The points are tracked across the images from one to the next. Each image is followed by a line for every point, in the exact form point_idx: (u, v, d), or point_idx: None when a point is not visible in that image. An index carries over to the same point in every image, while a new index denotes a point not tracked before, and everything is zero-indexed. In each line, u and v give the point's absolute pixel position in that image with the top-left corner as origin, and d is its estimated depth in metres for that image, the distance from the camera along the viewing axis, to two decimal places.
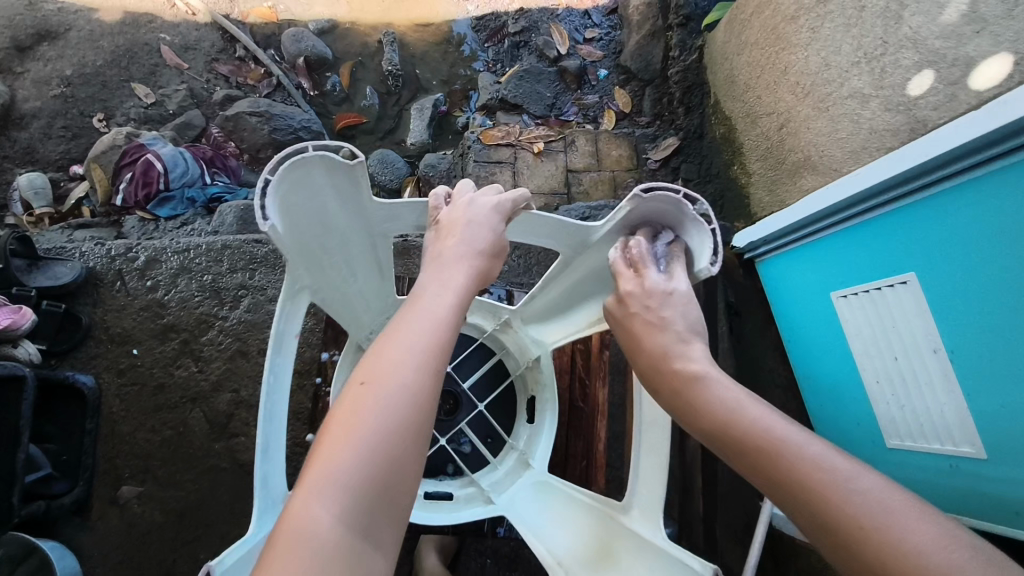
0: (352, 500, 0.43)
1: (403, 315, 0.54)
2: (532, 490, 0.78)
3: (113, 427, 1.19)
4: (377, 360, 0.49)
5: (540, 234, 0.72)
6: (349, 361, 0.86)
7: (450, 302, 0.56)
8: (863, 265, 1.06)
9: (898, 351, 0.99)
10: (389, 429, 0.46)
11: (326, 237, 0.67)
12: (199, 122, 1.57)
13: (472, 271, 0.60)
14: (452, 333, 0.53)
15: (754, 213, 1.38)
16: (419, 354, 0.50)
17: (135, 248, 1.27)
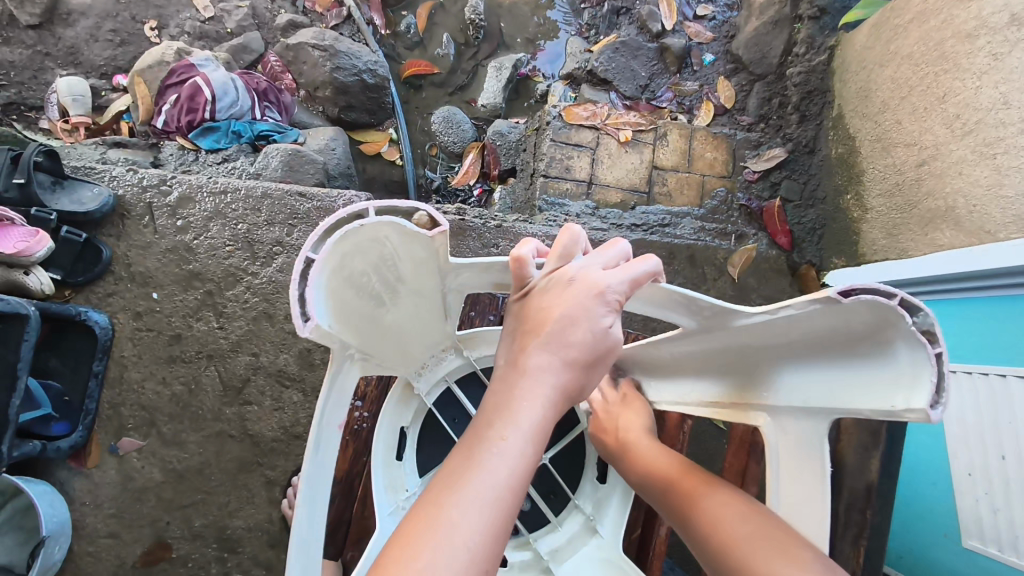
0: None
1: (443, 491, 0.41)
2: (596, 567, 0.70)
3: (121, 373, 1.09)
4: (397, 568, 0.38)
5: (662, 305, 0.57)
6: (396, 399, 0.72)
7: (516, 461, 0.43)
8: (990, 347, 0.91)
9: (1009, 451, 0.86)
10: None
11: (382, 296, 0.55)
12: (258, 47, 1.43)
13: (548, 410, 0.46)
14: (505, 521, 0.41)
15: (861, 253, 1.21)
16: (458, 557, 0.38)
17: (169, 180, 1.15)
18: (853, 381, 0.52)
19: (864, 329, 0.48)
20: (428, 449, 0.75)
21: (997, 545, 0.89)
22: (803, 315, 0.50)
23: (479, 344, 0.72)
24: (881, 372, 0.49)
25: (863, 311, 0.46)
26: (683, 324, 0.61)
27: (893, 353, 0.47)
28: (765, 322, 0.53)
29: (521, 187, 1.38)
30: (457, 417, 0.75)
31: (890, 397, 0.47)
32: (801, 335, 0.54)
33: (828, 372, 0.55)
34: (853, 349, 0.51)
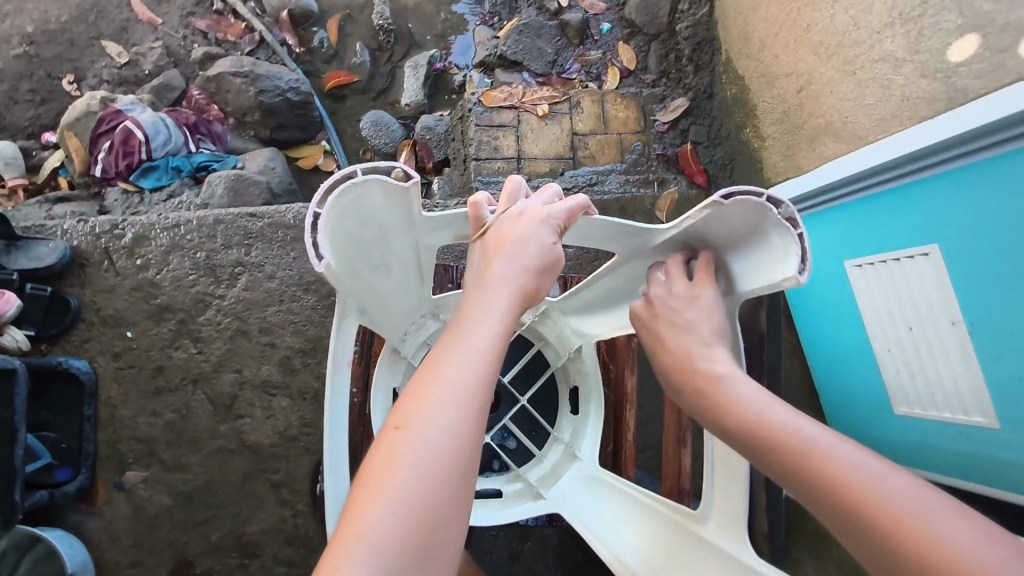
0: (389, 566, 0.39)
1: (441, 349, 0.49)
2: (580, 484, 0.77)
3: (112, 412, 1.14)
4: (413, 401, 0.45)
5: (596, 235, 0.64)
6: (387, 364, 0.80)
7: (495, 331, 0.50)
8: (879, 236, 1.06)
9: (914, 322, 1.02)
10: (428, 479, 0.42)
11: (370, 249, 0.57)
12: (179, 83, 1.47)
13: (516, 298, 0.53)
14: (496, 370, 0.49)
15: (767, 178, 1.35)
16: (455, 394, 0.45)
17: (121, 223, 1.19)
18: (745, 273, 0.59)
19: (748, 226, 0.56)
20: None
21: (920, 404, 1.08)
22: (703, 222, 0.58)
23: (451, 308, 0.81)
24: (764, 257, 0.56)
25: (742, 211, 0.54)
26: (617, 252, 0.69)
27: (768, 237, 0.54)
28: (679, 235, 0.61)
29: (456, 173, 1.46)
30: None
31: (769, 274, 0.54)
32: (708, 243, 0.62)
33: (728, 273, 0.62)
34: (746, 246, 0.59)
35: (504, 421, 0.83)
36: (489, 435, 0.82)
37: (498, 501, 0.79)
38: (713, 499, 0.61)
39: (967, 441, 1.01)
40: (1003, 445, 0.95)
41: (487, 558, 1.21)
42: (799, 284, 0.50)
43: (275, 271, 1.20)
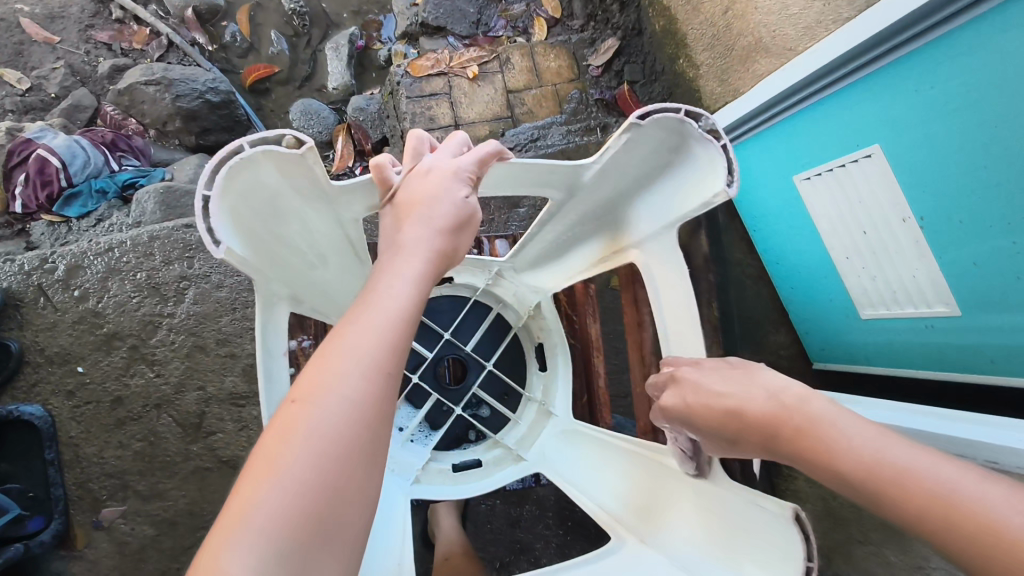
0: (275, 548, 0.36)
1: (347, 316, 0.46)
2: (560, 440, 0.76)
3: (76, 451, 1.10)
4: (315, 373, 0.42)
5: (523, 183, 0.61)
6: None
7: (407, 293, 0.47)
8: (822, 146, 1.06)
9: (867, 226, 1.04)
10: (325, 453, 0.40)
11: (278, 226, 0.52)
12: (90, 102, 1.39)
13: (428, 265, 0.49)
14: (408, 334, 0.46)
15: (707, 106, 1.35)
16: (359, 362, 0.43)
17: (51, 257, 1.14)
18: (674, 198, 0.56)
19: (669, 149, 0.54)
20: None
21: (884, 306, 1.11)
22: (625, 152, 0.55)
23: None
24: (690, 177, 0.53)
25: (662, 129, 0.51)
26: (550, 198, 0.65)
27: (691, 156, 0.52)
28: (605, 170, 0.57)
29: (396, 151, 1.41)
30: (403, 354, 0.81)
31: (701, 193, 0.52)
32: (635, 175, 0.59)
33: (658, 202, 0.59)
34: (670, 169, 0.56)
35: (473, 389, 0.80)
36: (460, 407, 0.80)
37: (479, 470, 0.78)
38: None
39: (933, 333, 1.04)
40: (967, 330, 0.98)
41: (488, 529, 1.20)
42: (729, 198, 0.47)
43: (221, 280, 1.16)
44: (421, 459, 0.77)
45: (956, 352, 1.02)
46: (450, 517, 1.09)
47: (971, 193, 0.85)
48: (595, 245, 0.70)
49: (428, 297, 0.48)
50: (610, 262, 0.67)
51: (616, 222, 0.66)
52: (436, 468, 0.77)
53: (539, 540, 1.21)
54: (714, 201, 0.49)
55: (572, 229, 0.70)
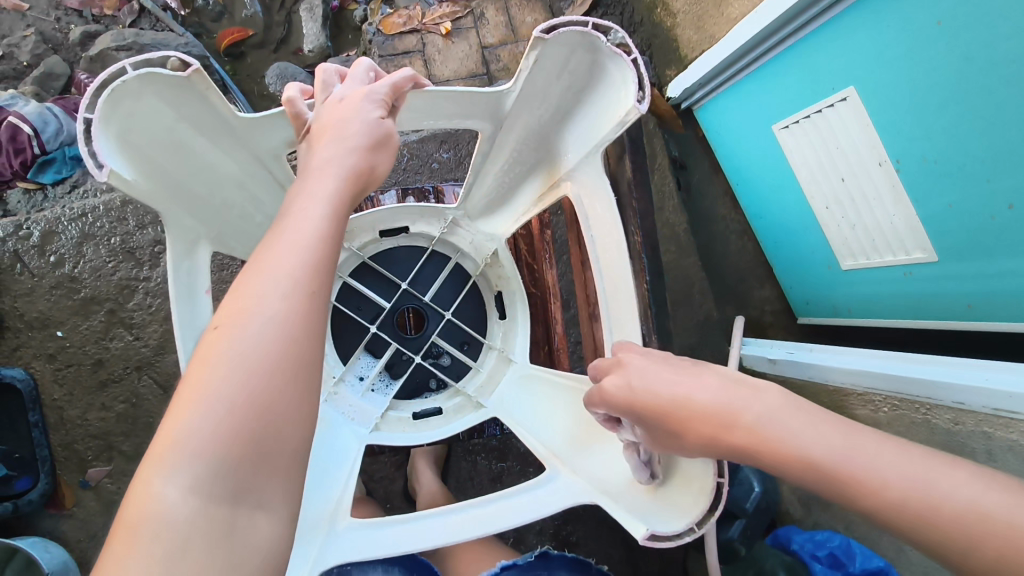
0: (210, 470, 0.38)
1: (267, 241, 0.45)
2: (518, 385, 0.77)
3: (61, 414, 1.11)
4: (237, 301, 0.42)
5: (458, 115, 0.63)
6: None
7: (323, 215, 0.47)
8: (800, 91, 1.07)
9: (845, 172, 1.04)
10: (251, 374, 0.40)
11: (182, 157, 0.59)
12: (63, 69, 1.38)
13: (342, 186, 0.49)
14: (330, 256, 0.46)
15: (684, 56, 1.35)
16: (279, 282, 0.43)
17: (25, 223, 1.15)
18: (603, 110, 0.60)
19: (586, 63, 0.58)
20: (343, 340, 0.82)
21: (864, 255, 1.11)
22: (543, 70, 0.58)
23: (356, 234, 0.80)
24: (611, 85, 0.58)
25: (573, 44, 0.55)
26: (480, 132, 0.66)
27: (607, 68, 0.57)
28: (527, 91, 0.60)
29: None
30: (362, 305, 0.82)
31: (616, 111, 0.58)
32: (558, 98, 0.62)
33: (585, 124, 0.63)
34: (594, 85, 0.60)
35: (432, 338, 0.81)
36: (419, 355, 0.81)
37: (439, 419, 0.79)
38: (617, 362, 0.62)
39: (913, 280, 1.05)
40: (945, 275, 0.99)
41: (470, 485, 1.21)
42: (641, 112, 0.54)
43: None
44: (382, 408, 0.78)
45: (940, 301, 1.02)
46: (428, 471, 1.11)
47: (947, 131, 0.86)
48: (538, 180, 0.71)
49: (345, 220, 0.48)
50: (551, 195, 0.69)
51: (550, 152, 0.68)
52: (396, 417, 0.79)
53: None
54: (629, 119, 0.56)
55: (514, 167, 0.71)
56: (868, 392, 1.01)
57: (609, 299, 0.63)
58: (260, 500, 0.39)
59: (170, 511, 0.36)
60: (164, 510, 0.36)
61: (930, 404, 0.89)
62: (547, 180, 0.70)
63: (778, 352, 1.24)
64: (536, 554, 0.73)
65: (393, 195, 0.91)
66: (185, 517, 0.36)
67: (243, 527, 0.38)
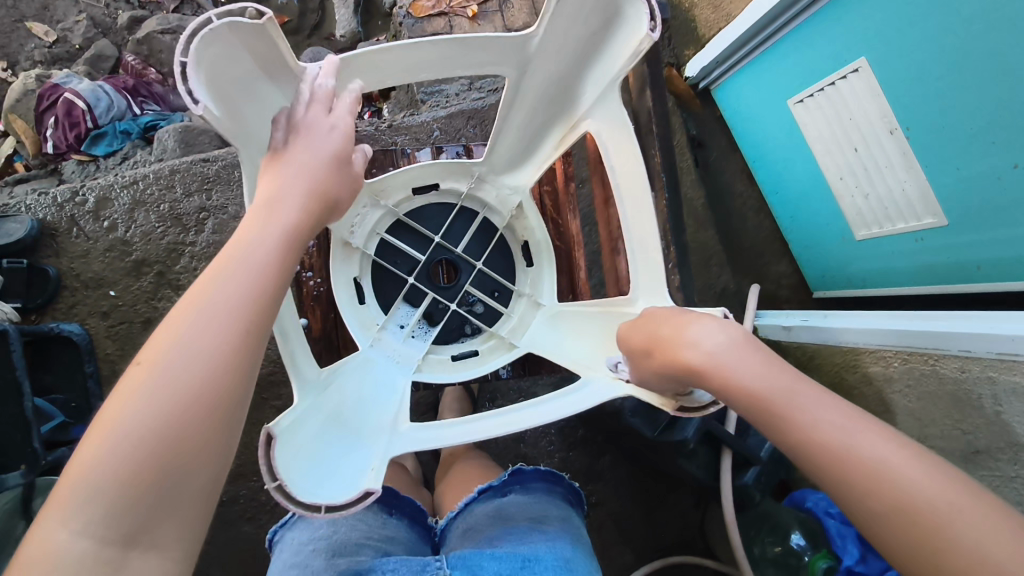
0: (106, 510, 0.41)
1: (203, 277, 0.49)
2: (547, 324, 0.83)
3: (113, 367, 1.18)
4: (164, 338, 0.46)
5: (492, 62, 0.69)
6: (340, 256, 0.84)
7: (266, 254, 0.52)
8: (813, 66, 1.11)
9: (858, 142, 1.09)
10: (164, 413, 0.43)
11: (255, 104, 0.64)
12: (112, 52, 1.47)
13: (292, 220, 0.55)
14: (266, 294, 0.50)
15: (704, 36, 1.44)
16: (208, 323, 0.47)
17: (81, 190, 1.23)
18: (618, 48, 0.66)
19: (598, 12, 0.64)
20: (384, 291, 0.87)
21: (877, 224, 1.15)
22: (558, 15, 0.64)
23: (390, 192, 0.85)
24: (623, 26, 0.64)
25: None
26: (508, 78, 0.72)
27: (623, 13, 0.63)
28: (547, 37, 0.66)
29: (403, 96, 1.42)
30: (398, 258, 0.87)
31: (631, 45, 0.64)
32: (576, 45, 0.68)
33: (602, 68, 0.68)
34: (610, 30, 0.66)
35: (465, 287, 0.87)
36: (455, 302, 0.86)
37: (475, 359, 0.85)
38: (641, 285, 0.68)
39: (924, 246, 1.08)
40: (955, 240, 1.02)
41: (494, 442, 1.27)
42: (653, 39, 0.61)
43: (238, 211, 1.24)
44: (422, 350, 0.84)
45: (952, 269, 1.05)
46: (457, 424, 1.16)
47: (954, 96, 0.90)
48: (559, 127, 0.77)
49: (284, 261, 0.53)
50: (570, 138, 0.75)
51: (569, 98, 0.74)
52: (435, 359, 0.85)
53: (543, 453, 1.28)
54: (641, 47, 0.62)
55: (537, 114, 0.77)
56: (880, 348, 1.05)
57: (633, 238, 0.67)
58: (155, 541, 0.43)
59: (64, 551, 0.40)
60: (61, 551, 0.40)
61: (938, 355, 0.94)
62: (568, 124, 0.76)
63: (791, 321, 1.28)
64: (510, 472, 0.81)
65: (427, 151, 0.96)
66: (76, 557, 0.40)
67: (133, 566, 0.41)
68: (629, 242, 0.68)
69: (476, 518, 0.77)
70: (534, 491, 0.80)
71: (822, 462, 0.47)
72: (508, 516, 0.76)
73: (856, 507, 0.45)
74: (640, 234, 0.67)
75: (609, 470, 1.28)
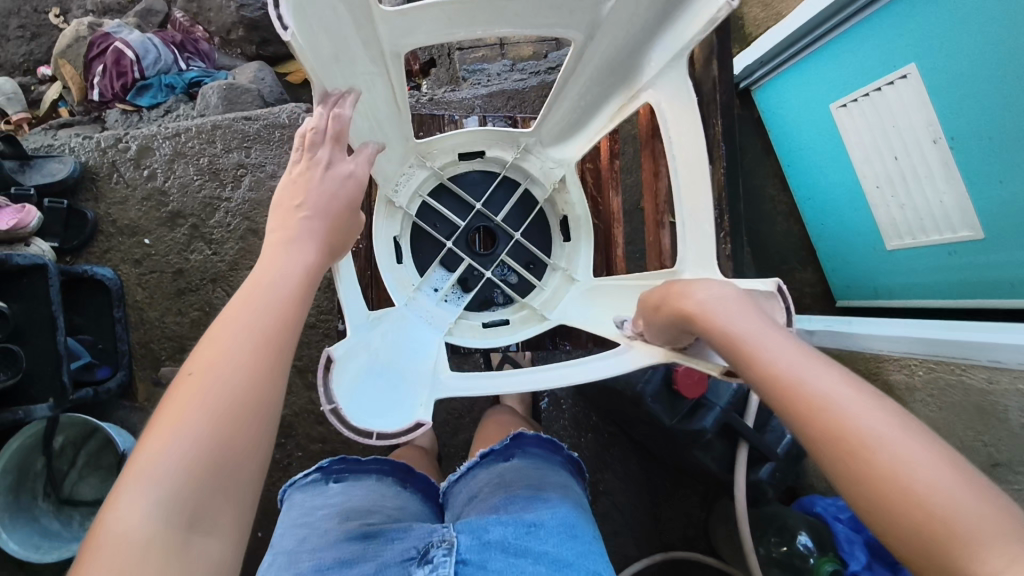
0: (170, 496, 0.39)
1: (237, 296, 0.49)
2: (581, 299, 0.84)
3: (141, 314, 1.20)
4: (210, 348, 0.45)
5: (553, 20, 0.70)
6: (383, 214, 0.85)
7: (292, 278, 0.52)
8: (859, 71, 1.11)
9: (899, 151, 1.08)
10: (221, 410, 0.42)
11: (337, 44, 0.63)
12: (162, 7, 1.49)
13: (313, 254, 0.55)
14: (296, 312, 0.50)
15: (749, 34, 1.43)
16: (251, 330, 0.46)
17: (124, 138, 1.24)
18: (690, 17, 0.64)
19: None
20: (422, 254, 0.89)
21: (910, 235, 1.14)
22: None
23: (438, 154, 0.86)
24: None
25: None
26: (573, 40, 0.73)
27: None
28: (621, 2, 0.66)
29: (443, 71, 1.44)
30: (438, 222, 0.89)
31: (704, 12, 0.62)
32: (644, 17, 0.67)
33: (666, 41, 0.68)
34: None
35: (501, 257, 0.88)
36: (489, 271, 0.87)
37: (506, 328, 0.86)
38: (687, 259, 0.68)
39: (957, 259, 1.07)
40: (991, 254, 1.01)
41: None
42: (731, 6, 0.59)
43: (275, 170, 1.24)
44: (455, 314, 0.85)
45: (983, 284, 1.04)
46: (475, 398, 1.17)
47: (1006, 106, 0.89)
48: (614, 99, 0.77)
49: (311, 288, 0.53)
50: (625, 111, 0.75)
51: (628, 69, 0.74)
52: (467, 324, 0.85)
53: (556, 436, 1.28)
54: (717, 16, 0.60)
55: (593, 83, 0.78)
56: (905, 357, 1.04)
57: (688, 211, 0.68)
58: (213, 525, 0.40)
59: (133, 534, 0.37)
60: (128, 532, 0.37)
61: (966, 365, 0.93)
62: (623, 96, 0.75)
63: (816, 325, 1.28)
64: (510, 437, 0.77)
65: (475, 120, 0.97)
66: (143, 540, 0.37)
67: (196, 548, 0.39)
68: (680, 215, 0.69)
69: (479, 484, 0.72)
70: (534, 457, 0.75)
71: (806, 432, 0.43)
72: (508, 478, 0.71)
73: (838, 486, 0.41)
74: (692, 207, 0.67)
75: (620, 459, 1.28)
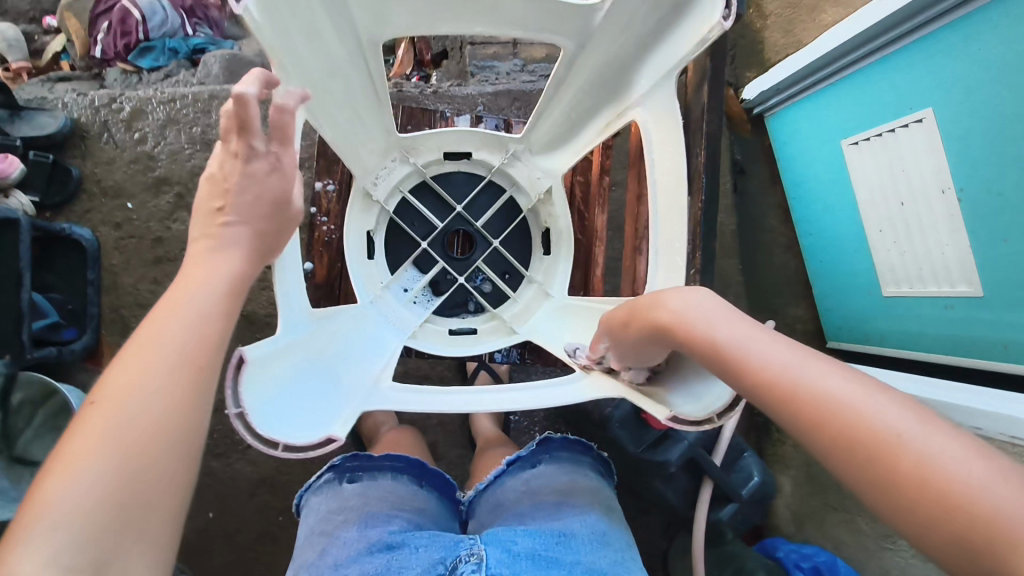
0: (75, 540, 0.36)
1: (152, 315, 0.46)
2: (553, 315, 0.81)
3: (115, 279, 1.17)
4: (122, 373, 0.42)
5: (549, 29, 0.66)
6: (359, 206, 0.82)
7: (218, 293, 0.49)
8: (874, 109, 1.07)
9: (905, 196, 1.04)
10: (131, 445, 0.39)
11: (305, 25, 0.60)
12: None
13: (241, 267, 0.53)
14: (220, 331, 0.47)
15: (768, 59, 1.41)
16: (168, 352, 0.43)
17: (119, 98, 1.22)
18: (687, 32, 0.62)
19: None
20: (396, 252, 0.86)
21: (908, 283, 1.10)
22: None
23: (422, 151, 0.84)
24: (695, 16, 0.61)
25: None
26: (563, 47, 0.70)
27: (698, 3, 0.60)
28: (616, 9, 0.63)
29: (452, 66, 1.40)
30: (415, 220, 0.86)
31: (698, 32, 0.60)
32: (643, 27, 0.64)
33: (660, 57, 0.65)
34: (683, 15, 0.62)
35: (477, 262, 0.85)
36: (463, 276, 0.84)
37: (473, 337, 0.83)
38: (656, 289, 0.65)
39: (953, 314, 1.03)
40: (988, 312, 0.97)
41: None
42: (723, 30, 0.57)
43: None
44: (421, 317, 0.82)
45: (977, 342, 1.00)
46: None
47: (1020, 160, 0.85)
48: (605, 113, 0.74)
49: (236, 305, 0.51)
50: (617, 124, 0.72)
51: (622, 82, 0.71)
52: (432, 328, 0.82)
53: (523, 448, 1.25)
54: (710, 36, 0.59)
55: (587, 96, 0.75)
56: None
57: (660, 238, 0.65)
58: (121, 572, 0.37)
59: None
60: None
61: None
62: (614, 109, 0.72)
63: None
64: (536, 442, 0.72)
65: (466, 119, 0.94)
66: None
67: None
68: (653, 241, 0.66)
69: (504, 493, 0.70)
70: (562, 464, 0.71)
71: (809, 423, 0.41)
72: (536, 493, 0.68)
73: (869, 497, 0.38)
74: (666, 235, 0.65)
75: None
